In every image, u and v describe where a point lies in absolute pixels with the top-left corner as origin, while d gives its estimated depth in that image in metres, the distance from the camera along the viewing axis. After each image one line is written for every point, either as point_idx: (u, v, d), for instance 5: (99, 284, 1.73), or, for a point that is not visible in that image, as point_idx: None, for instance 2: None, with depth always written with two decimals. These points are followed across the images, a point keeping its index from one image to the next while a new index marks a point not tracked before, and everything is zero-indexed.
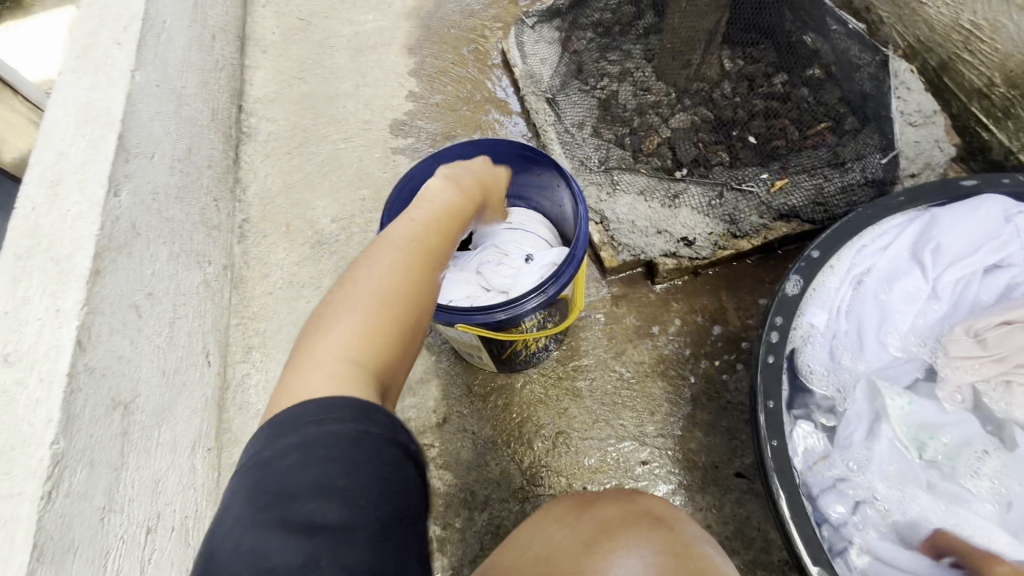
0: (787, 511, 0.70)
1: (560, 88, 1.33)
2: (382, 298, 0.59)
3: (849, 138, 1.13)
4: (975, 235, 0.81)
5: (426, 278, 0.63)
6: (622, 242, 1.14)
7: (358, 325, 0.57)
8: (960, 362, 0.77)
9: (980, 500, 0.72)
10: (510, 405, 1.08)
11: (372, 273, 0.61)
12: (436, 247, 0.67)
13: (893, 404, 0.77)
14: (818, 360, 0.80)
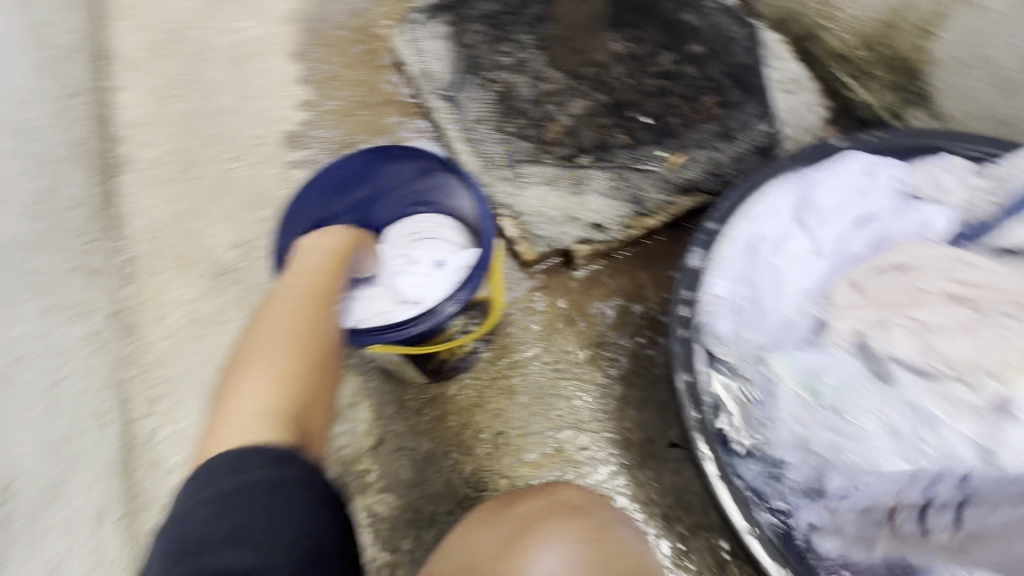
0: (712, 467, 0.79)
1: (457, 84, 1.30)
2: (279, 348, 0.70)
3: (734, 110, 1.18)
4: (844, 193, 0.89)
5: (323, 319, 0.75)
6: (537, 234, 1.14)
7: (268, 376, 0.67)
8: (843, 310, 0.83)
9: (873, 437, 0.74)
10: (446, 414, 1.06)
11: (267, 333, 0.72)
12: (324, 292, 0.79)
13: (775, 361, 0.80)
14: (724, 327, 0.84)
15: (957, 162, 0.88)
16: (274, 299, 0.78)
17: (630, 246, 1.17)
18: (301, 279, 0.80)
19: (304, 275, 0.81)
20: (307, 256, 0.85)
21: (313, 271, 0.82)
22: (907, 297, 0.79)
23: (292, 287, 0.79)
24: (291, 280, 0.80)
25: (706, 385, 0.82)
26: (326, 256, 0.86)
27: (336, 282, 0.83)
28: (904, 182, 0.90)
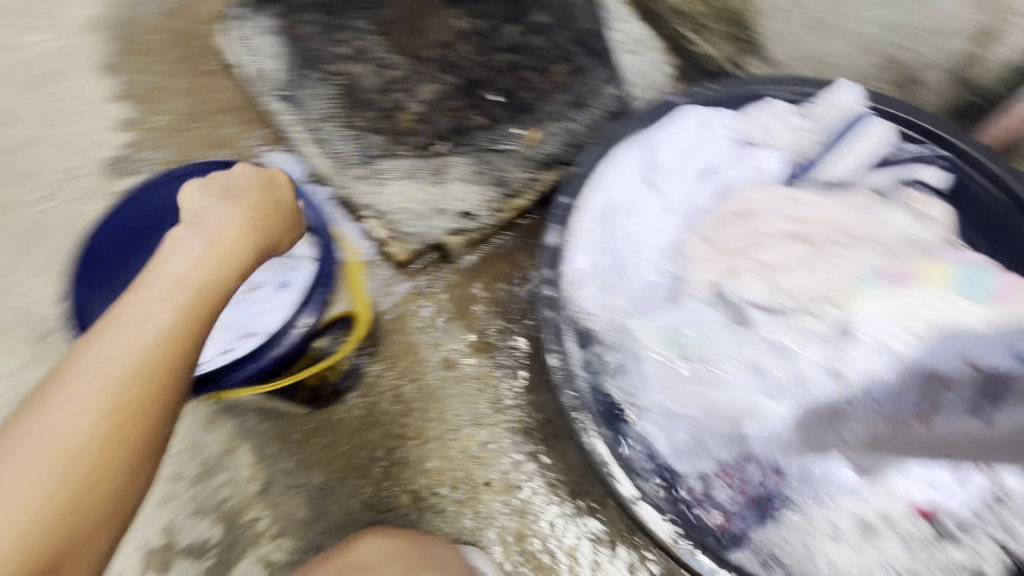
0: (596, 445, 0.78)
1: (295, 83, 1.19)
2: (51, 469, 0.53)
3: (583, 76, 1.17)
4: (683, 149, 0.91)
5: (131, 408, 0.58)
6: (405, 231, 1.08)
7: (15, 506, 0.52)
8: (695, 262, 0.85)
9: (735, 377, 0.79)
10: (337, 440, 0.99)
11: (66, 407, 0.56)
12: (145, 356, 0.59)
13: (641, 326, 0.82)
14: (588, 299, 0.84)
15: (778, 104, 0.92)
16: (103, 341, 0.59)
17: (503, 229, 1.12)
18: (146, 327, 0.60)
19: (150, 312, 0.61)
20: (161, 282, 0.63)
21: (164, 311, 0.61)
22: (751, 242, 0.83)
23: (132, 327, 0.60)
24: (132, 316, 0.60)
25: (578, 362, 0.81)
26: (187, 285, 0.64)
27: (169, 330, 0.61)
28: (736, 129, 0.92)
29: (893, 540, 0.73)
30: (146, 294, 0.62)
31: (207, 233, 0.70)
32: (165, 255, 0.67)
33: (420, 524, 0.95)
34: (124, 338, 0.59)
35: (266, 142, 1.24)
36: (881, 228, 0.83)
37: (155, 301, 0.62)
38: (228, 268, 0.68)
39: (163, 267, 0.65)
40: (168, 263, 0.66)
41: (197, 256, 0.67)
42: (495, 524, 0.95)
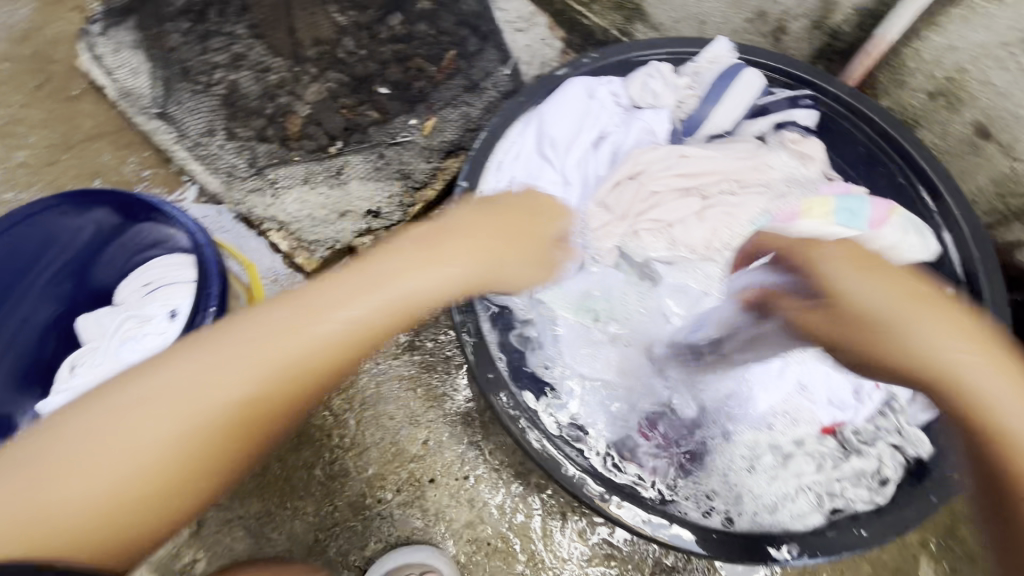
0: (523, 428, 0.78)
1: (170, 98, 1.11)
2: (147, 464, 0.50)
3: (475, 59, 1.15)
4: (573, 120, 0.92)
5: (252, 434, 0.54)
6: (311, 239, 1.04)
7: (107, 475, 0.49)
8: (598, 227, 0.86)
9: (643, 329, 0.88)
10: (269, 465, 0.95)
11: (190, 387, 0.50)
12: (281, 392, 0.53)
13: (554, 302, 0.86)
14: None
15: (663, 67, 0.94)
16: (276, 320, 0.52)
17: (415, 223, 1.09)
18: (301, 343, 0.52)
19: (308, 320, 0.53)
20: (374, 293, 0.55)
21: (306, 340, 0.52)
22: (648, 203, 0.86)
23: (302, 323, 0.53)
24: (312, 302, 0.53)
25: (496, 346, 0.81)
26: (369, 311, 0.54)
27: (294, 378, 0.53)
28: (621, 95, 0.94)
29: (803, 461, 0.80)
30: (365, 301, 0.54)
31: (484, 226, 0.63)
32: (405, 256, 0.57)
33: (368, 534, 0.93)
34: (274, 343, 0.52)
35: (144, 164, 1.14)
36: (763, 172, 0.87)
37: (301, 325, 0.52)
38: (454, 262, 0.59)
39: (373, 271, 0.55)
40: (366, 273, 0.55)
41: (445, 238, 0.60)
42: (444, 518, 0.94)
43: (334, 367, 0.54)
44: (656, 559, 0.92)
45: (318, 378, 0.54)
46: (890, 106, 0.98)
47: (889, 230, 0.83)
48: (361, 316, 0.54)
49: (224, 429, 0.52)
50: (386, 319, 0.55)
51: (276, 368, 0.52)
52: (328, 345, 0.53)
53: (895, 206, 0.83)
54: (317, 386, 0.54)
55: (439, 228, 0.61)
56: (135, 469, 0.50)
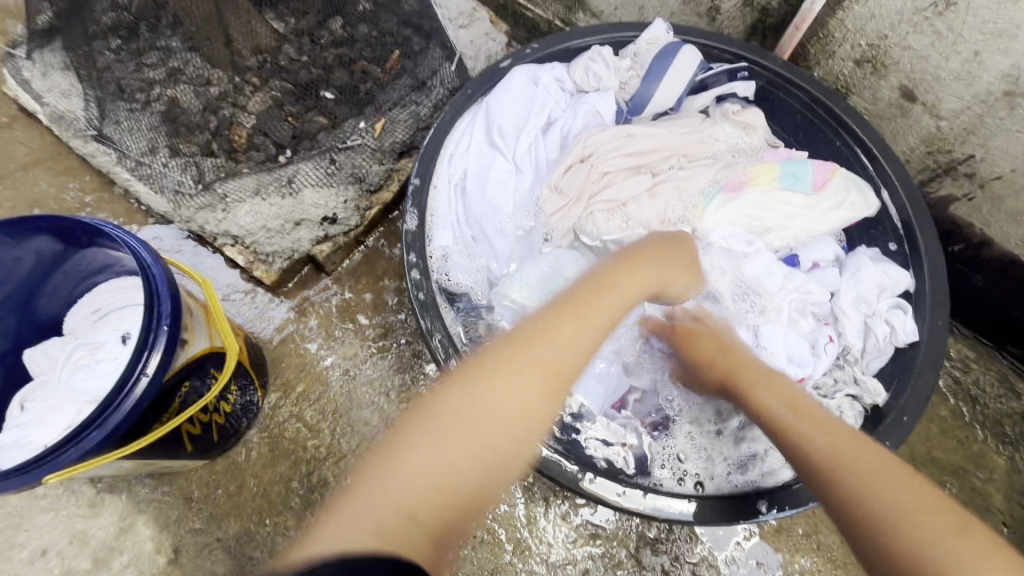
0: None
1: (104, 119, 1.07)
2: (464, 456, 0.52)
3: (421, 58, 1.13)
4: (520, 107, 0.92)
5: (529, 438, 0.56)
6: (267, 251, 1.02)
7: (413, 477, 0.49)
8: (553, 211, 0.89)
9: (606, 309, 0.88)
10: (245, 484, 0.94)
11: (504, 386, 0.55)
12: (550, 402, 0.57)
13: (516, 292, 0.87)
14: (458, 268, 0.90)
15: (603, 51, 0.94)
16: (507, 366, 0.56)
17: (374, 227, 1.10)
18: (568, 354, 0.58)
19: (530, 369, 0.56)
20: (581, 331, 0.60)
21: (535, 388, 0.56)
22: (599, 185, 0.88)
23: (523, 368, 0.56)
24: (521, 350, 0.57)
25: (459, 337, 0.83)
26: (573, 349, 0.59)
27: (567, 385, 0.58)
28: (565, 80, 0.96)
29: None
30: (571, 340, 0.59)
31: (629, 271, 0.69)
32: (582, 299, 0.63)
33: None
34: (513, 386, 0.55)
35: (86, 189, 1.10)
36: (708, 144, 0.91)
37: (539, 378, 0.56)
38: (616, 297, 0.65)
39: (598, 303, 0.62)
40: (548, 318, 0.60)
41: (592, 290, 0.64)
42: None
43: (559, 409, 0.58)
44: (640, 534, 0.94)
45: (550, 416, 0.57)
46: (822, 76, 0.98)
47: (829, 191, 0.88)
48: (570, 353, 0.58)
49: (514, 435, 0.54)
50: (583, 349, 0.60)
51: (525, 410, 0.55)
52: (552, 390, 0.57)
53: (836, 167, 0.87)
54: (548, 425, 0.57)
55: (599, 277, 0.67)
56: (472, 450, 0.52)
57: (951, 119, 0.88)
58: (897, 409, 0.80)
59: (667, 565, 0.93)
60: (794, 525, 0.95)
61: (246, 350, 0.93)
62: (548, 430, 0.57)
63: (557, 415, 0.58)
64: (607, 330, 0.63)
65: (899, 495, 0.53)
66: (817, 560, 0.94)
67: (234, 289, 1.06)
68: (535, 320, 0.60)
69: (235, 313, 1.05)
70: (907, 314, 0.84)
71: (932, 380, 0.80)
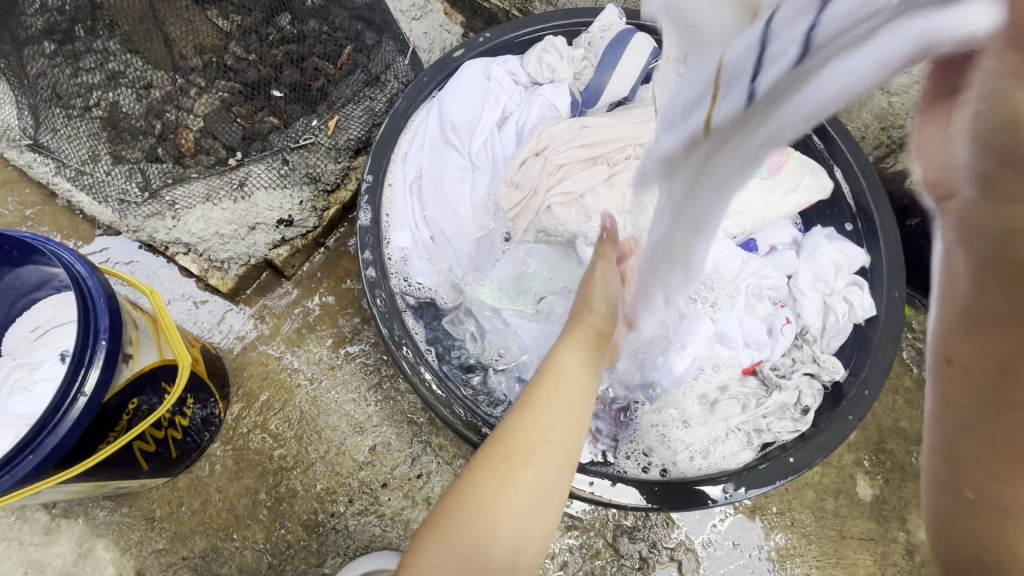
0: (461, 412, 0.80)
1: (41, 128, 1.02)
2: None
3: (374, 53, 1.07)
4: (473, 101, 0.92)
5: (523, 543, 0.53)
6: (222, 257, 0.99)
7: None
8: (509, 207, 0.88)
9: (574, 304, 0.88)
10: (209, 499, 0.91)
11: (475, 500, 0.54)
12: (536, 497, 0.55)
13: (484, 292, 0.89)
14: (419, 270, 0.89)
15: (556, 41, 0.94)
16: (469, 517, 0.53)
17: (333, 229, 1.07)
18: (538, 448, 0.56)
19: (496, 505, 0.53)
20: (548, 420, 0.58)
21: (507, 523, 0.53)
22: (556, 178, 0.87)
23: (490, 510, 0.53)
24: (481, 489, 0.54)
25: (415, 335, 0.86)
26: (536, 461, 0.55)
27: (551, 475, 0.56)
28: (519, 73, 0.96)
29: (730, 404, 0.84)
30: (532, 452, 0.56)
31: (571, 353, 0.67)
32: (530, 403, 0.59)
33: (324, 552, 0.91)
34: (483, 528, 0.52)
35: (25, 203, 1.05)
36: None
37: (511, 481, 0.54)
38: (569, 387, 0.62)
39: (560, 385, 0.62)
40: (504, 438, 0.57)
41: (554, 372, 0.64)
42: (401, 520, 0.92)
43: (543, 521, 0.55)
44: (617, 523, 0.94)
45: (536, 533, 0.55)
46: None
47: (785, 174, 0.89)
48: (535, 467, 0.55)
49: (499, 549, 0.52)
50: (547, 446, 0.57)
51: (505, 547, 0.52)
52: (528, 512, 0.54)
53: (791, 151, 0.89)
54: (535, 545, 0.54)
55: (545, 370, 0.64)
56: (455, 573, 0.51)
57: (902, 95, 0.86)
58: (858, 383, 0.84)
59: (645, 552, 0.93)
60: (769, 503, 0.96)
61: (202, 360, 0.89)
62: (537, 548, 0.55)
63: (546, 534, 0.56)
64: (573, 427, 0.59)
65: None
66: (791, 535, 0.95)
67: (191, 300, 1.03)
68: (494, 444, 0.57)
69: (191, 324, 1.02)
70: (864, 291, 0.86)
71: (892, 352, 0.83)
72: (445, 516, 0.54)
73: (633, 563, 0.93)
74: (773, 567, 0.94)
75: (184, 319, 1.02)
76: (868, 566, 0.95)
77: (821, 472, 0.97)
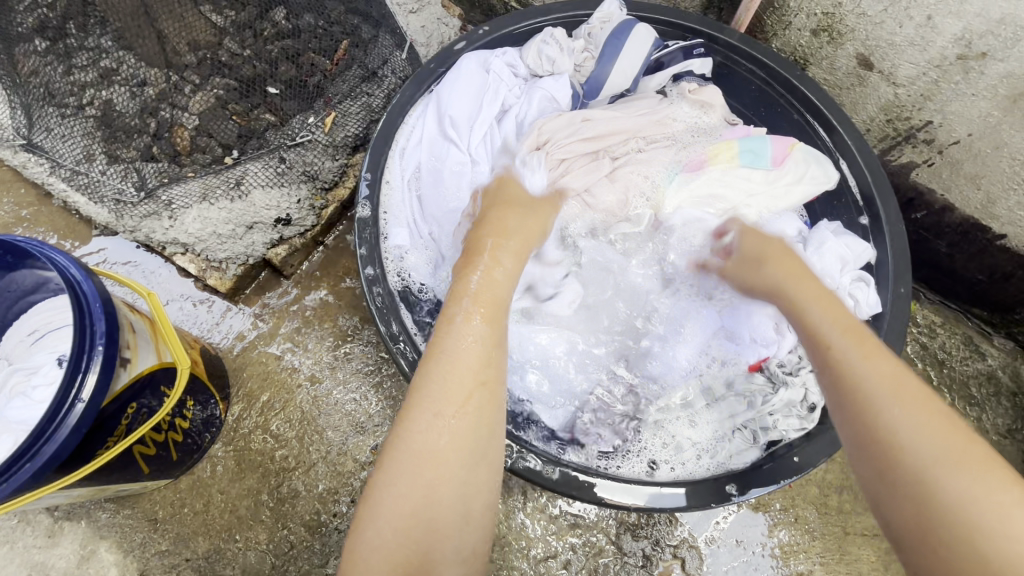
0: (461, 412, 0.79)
1: (33, 126, 1.01)
2: (401, 543, 0.49)
3: (369, 47, 1.04)
4: (471, 97, 0.91)
5: (467, 485, 0.53)
6: (220, 257, 0.98)
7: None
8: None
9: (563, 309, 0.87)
10: (210, 501, 0.91)
11: (414, 451, 0.52)
12: (471, 433, 0.54)
13: None
14: (420, 274, 0.89)
15: (556, 32, 0.92)
16: (404, 484, 0.51)
17: (331, 227, 1.06)
18: (467, 382, 0.55)
19: (431, 455, 0.52)
20: (471, 342, 0.57)
21: (445, 480, 0.52)
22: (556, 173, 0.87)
23: (425, 471, 0.52)
24: (415, 439, 0.53)
25: (417, 333, 0.85)
26: (469, 407, 0.54)
27: (484, 411, 0.55)
28: (518, 66, 0.94)
29: (735, 402, 0.85)
30: (452, 394, 0.54)
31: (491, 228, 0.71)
32: (446, 329, 0.58)
33: (327, 552, 0.91)
34: (421, 482, 0.51)
35: (20, 203, 1.04)
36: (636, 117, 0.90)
37: (446, 421, 0.53)
38: (491, 319, 0.60)
39: (486, 303, 0.61)
40: (431, 392, 0.54)
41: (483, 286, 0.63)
42: None
43: (488, 464, 0.55)
44: (619, 521, 0.94)
45: (484, 480, 0.54)
46: (780, 47, 0.96)
47: (789, 166, 0.88)
48: (470, 415, 0.54)
49: (439, 502, 0.51)
50: (480, 388, 0.55)
51: (449, 503, 0.52)
52: (469, 458, 0.53)
53: (795, 142, 0.88)
54: (484, 490, 0.54)
55: (455, 298, 0.61)
56: (400, 529, 0.50)
57: (907, 86, 0.85)
58: None
59: (648, 550, 0.93)
60: (772, 500, 0.95)
61: (202, 361, 0.88)
62: (488, 494, 0.54)
63: (492, 474, 0.55)
64: (492, 353, 0.58)
65: (907, 409, 0.52)
66: (795, 532, 0.95)
67: (189, 300, 1.02)
68: (419, 392, 0.55)
69: (190, 323, 1.01)
70: (869, 286, 0.85)
71: (898, 349, 0.82)
72: (385, 473, 0.52)
73: (636, 561, 0.93)
74: (776, 564, 0.94)
75: (183, 319, 1.01)
76: (872, 562, 0.94)
77: (825, 468, 0.97)
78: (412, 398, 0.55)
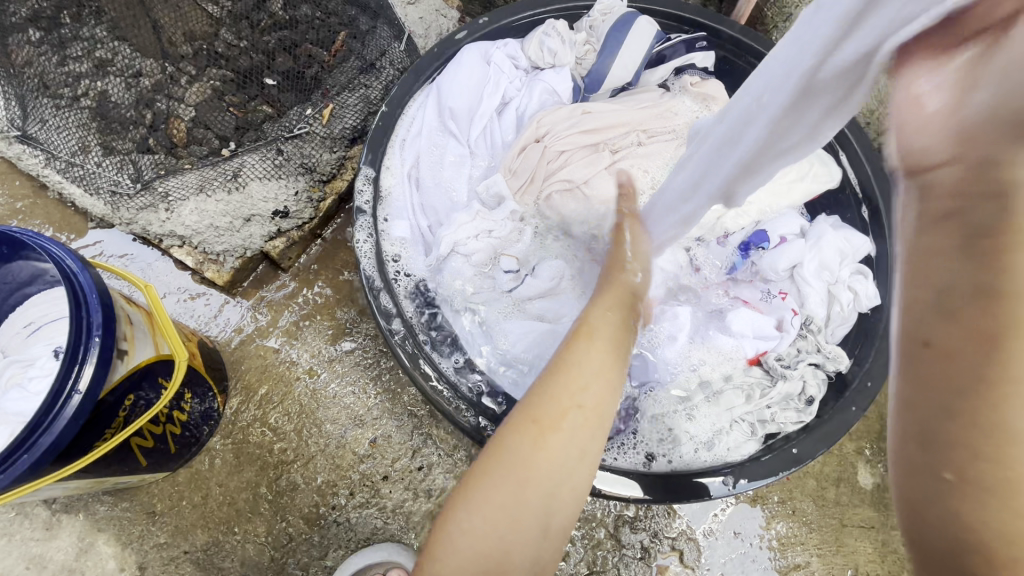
0: (459, 404, 0.81)
1: (28, 117, 1.00)
2: (489, 540, 0.50)
3: (366, 38, 1.03)
4: (472, 89, 0.90)
5: (557, 504, 0.52)
6: (217, 250, 0.97)
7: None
8: (511, 197, 0.87)
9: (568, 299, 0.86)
10: (209, 494, 0.91)
11: (514, 460, 0.52)
12: (568, 456, 0.52)
13: (479, 285, 0.87)
14: (415, 265, 0.87)
15: (558, 24, 0.92)
16: (497, 480, 0.52)
17: (330, 219, 1.05)
18: (578, 404, 0.53)
19: (530, 467, 0.51)
20: (587, 368, 0.55)
21: (534, 491, 0.51)
22: (556, 165, 0.87)
23: (518, 476, 0.51)
24: (514, 447, 0.52)
25: (415, 322, 0.85)
26: (567, 427, 0.52)
27: (591, 438, 0.53)
28: (520, 57, 0.94)
29: (734, 395, 0.84)
30: (561, 413, 0.53)
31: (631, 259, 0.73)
32: (570, 353, 0.56)
33: (326, 545, 0.91)
34: (513, 487, 0.51)
35: (14, 195, 1.04)
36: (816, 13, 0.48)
37: (551, 440, 0.52)
38: (606, 349, 0.58)
39: (605, 335, 0.59)
40: (541, 404, 0.54)
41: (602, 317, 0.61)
42: (402, 512, 0.92)
43: (574, 486, 0.53)
44: (618, 514, 0.94)
45: (569, 503, 0.53)
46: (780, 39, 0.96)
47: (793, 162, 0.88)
48: (567, 434, 0.52)
49: (529, 514, 0.51)
50: (580, 411, 0.53)
51: (535, 511, 0.51)
52: (559, 478, 0.52)
53: None
54: (565, 508, 0.52)
55: (581, 330, 0.60)
56: (485, 525, 0.50)
57: None
58: (862, 374, 0.84)
59: (646, 542, 0.93)
60: (770, 493, 0.96)
61: (199, 354, 0.88)
62: (570, 512, 0.53)
63: (577, 498, 0.53)
64: (606, 388, 0.55)
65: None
66: (792, 524, 0.95)
67: (185, 293, 1.02)
68: (529, 403, 0.55)
69: (188, 316, 1.01)
70: (867, 280, 0.86)
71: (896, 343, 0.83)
72: (482, 470, 0.53)
73: (634, 553, 0.93)
74: (773, 556, 0.94)
75: (180, 312, 1.01)
76: (869, 554, 0.95)
77: (823, 461, 0.97)
78: (526, 409, 0.54)
